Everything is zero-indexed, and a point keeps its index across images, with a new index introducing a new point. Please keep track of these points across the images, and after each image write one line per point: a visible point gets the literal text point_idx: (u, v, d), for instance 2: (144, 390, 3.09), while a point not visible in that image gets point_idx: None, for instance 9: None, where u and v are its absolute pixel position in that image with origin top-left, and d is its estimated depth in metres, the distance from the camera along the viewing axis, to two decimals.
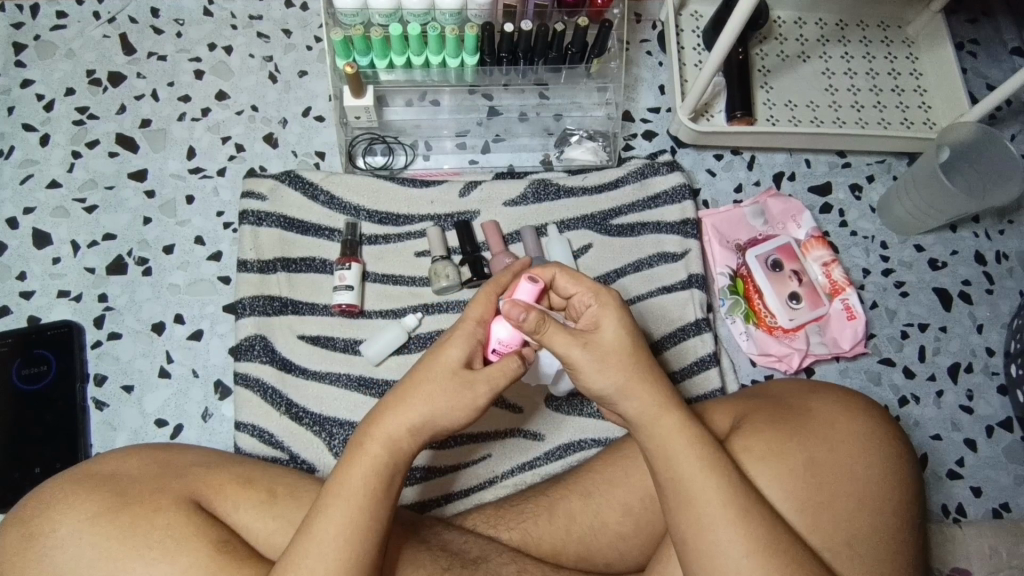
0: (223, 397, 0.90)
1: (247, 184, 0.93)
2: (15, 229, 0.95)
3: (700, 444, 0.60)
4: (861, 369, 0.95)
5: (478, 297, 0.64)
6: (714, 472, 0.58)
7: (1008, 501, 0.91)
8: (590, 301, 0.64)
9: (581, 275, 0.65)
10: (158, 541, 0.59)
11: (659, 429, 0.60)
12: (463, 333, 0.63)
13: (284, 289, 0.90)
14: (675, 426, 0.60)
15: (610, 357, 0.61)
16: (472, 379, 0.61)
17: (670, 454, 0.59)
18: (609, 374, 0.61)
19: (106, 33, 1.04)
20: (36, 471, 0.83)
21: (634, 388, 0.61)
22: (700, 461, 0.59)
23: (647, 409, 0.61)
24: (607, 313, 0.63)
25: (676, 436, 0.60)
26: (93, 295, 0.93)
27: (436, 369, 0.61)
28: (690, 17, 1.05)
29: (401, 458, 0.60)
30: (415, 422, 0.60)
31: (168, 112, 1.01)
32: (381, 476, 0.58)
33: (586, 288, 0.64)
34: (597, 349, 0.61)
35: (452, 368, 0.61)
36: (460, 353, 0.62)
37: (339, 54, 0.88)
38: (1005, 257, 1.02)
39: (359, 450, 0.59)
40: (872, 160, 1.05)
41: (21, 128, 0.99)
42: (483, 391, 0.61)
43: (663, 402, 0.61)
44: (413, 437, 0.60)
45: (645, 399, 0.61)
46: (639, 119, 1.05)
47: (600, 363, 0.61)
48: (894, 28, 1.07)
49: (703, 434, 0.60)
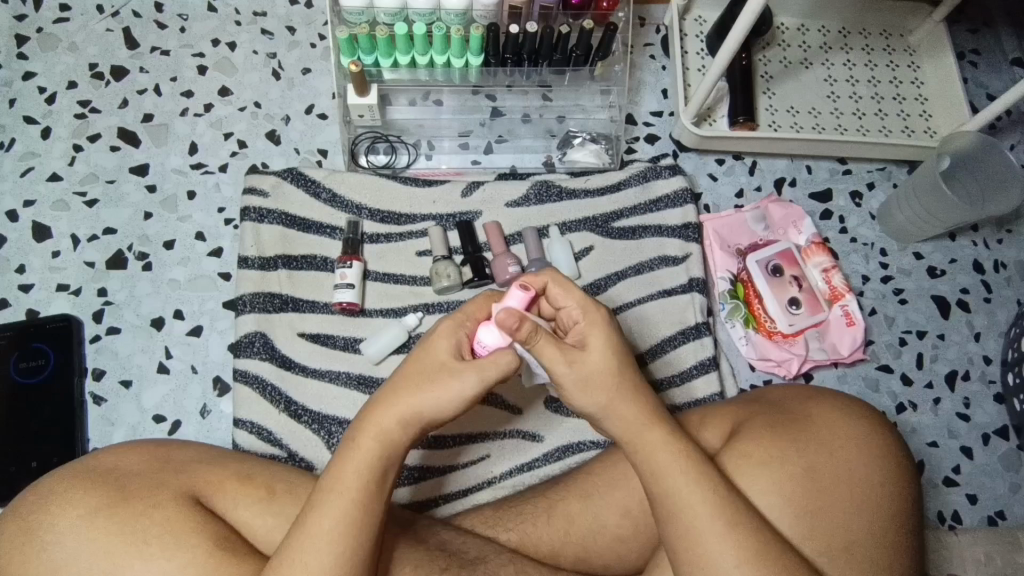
0: (222, 393, 0.89)
1: (249, 181, 0.93)
2: (15, 222, 0.95)
3: (686, 454, 0.60)
4: (859, 375, 0.96)
5: (479, 296, 0.65)
6: (702, 483, 0.58)
7: (1004, 508, 0.92)
8: (578, 319, 0.63)
9: (573, 285, 0.63)
10: (157, 537, 0.58)
11: (645, 441, 0.60)
12: (451, 325, 0.62)
13: (284, 286, 0.89)
14: (660, 437, 0.60)
15: (598, 373, 0.60)
16: (460, 368, 0.60)
17: (658, 465, 0.59)
18: (594, 395, 0.61)
19: (109, 27, 1.03)
20: (32, 466, 0.82)
21: (618, 405, 0.61)
22: (687, 471, 0.59)
23: (631, 422, 0.61)
24: (595, 330, 0.62)
25: (663, 448, 0.60)
26: (93, 290, 0.92)
27: (424, 363, 0.61)
28: (694, 21, 1.05)
29: (395, 457, 0.59)
30: (406, 418, 0.59)
31: (171, 107, 1.01)
32: (377, 474, 0.58)
33: (575, 301, 0.63)
34: (582, 369, 0.60)
35: (441, 361, 0.60)
36: (447, 347, 0.61)
37: (344, 52, 0.88)
38: (1003, 265, 1.03)
39: (349, 450, 0.59)
40: (873, 168, 1.06)
41: (22, 120, 0.99)
42: (470, 376, 0.59)
43: (647, 415, 0.61)
44: (404, 430, 0.59)
45: (632, 410, 0.61)
46: (642, 122, 1.06)
47: (584, 384, 0.60)
48: (896, 36, 1.08)
49: (690, 446, 0.61)
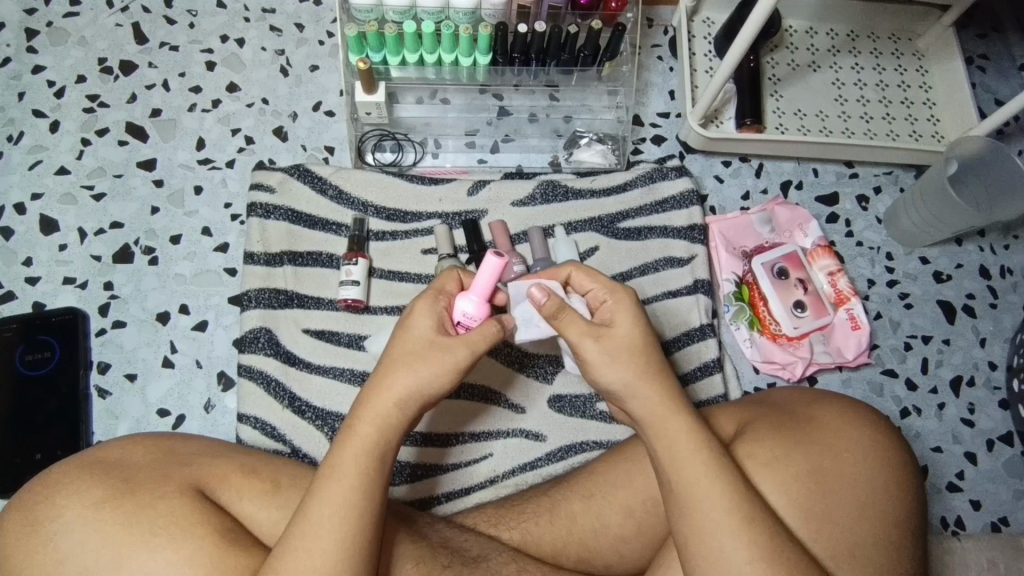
0: (226, 388, 0.90)
1: (255, 177, 0.93)
2: (22, 215, 0.95)
3: (705, 447, 0.59)
4: (864, 380, 0.96)
5: (451, 272, 0.67)
6: (719, 477, 0.58)
7: (1007, 515, 0.92)
8: (605, 298, 0.65)
9: (596, 271, 0.66)
10: (163, 528, 0.58)
11: (665, 429, 0.60)
12: (427, 302, 0.64)
13: (290, 282, 0.90)
14: (681, 427, 0.60)
15: (624, 348, 0.62)
16: (446, 343, 0.61)
17: (676, 455, 0.59)
18: (620, 368, 0.62)
19: (118, 21, 1.04)
20: (37, 457, 0.82)
21: (642, 384, 0.61)
22: (705, 466, 0.59)
23: (654, 406, 0.61)
24: (622, 308, 0.64)
25: (683, 438, 0.60)
26: (99, 283, 0.93)
27: (409, 341, 0.62)
28: (702, 23, 1.05)
29: (394, 443, 0.60)
30: (405, 398, 0.60)
31: (179, 102, 1.01)
32: (376, 459, 0.58)
33: (601, 284, 0.66)
34: (610, 342, 0.62)
35: (424, 337, 0.62)
36: (428, 322, 0.63)
37: (353, 50, 0.89)
38: (1010, 271, 1.03)
39: (350, 434, 0.59)
40: (879, 172, 1.06)
41: (31, 113, 0.99)
42: (459, 351, 0.61)
43: (670, 402, 0.61)
44: (401, 412, 0.60)
45: (651, 399, 0.61)
46: (649, 123, 1.05)
47: (613, 356, 0.62)
48: (905, 41, 1.08)
49: (708, 439, 0.60)
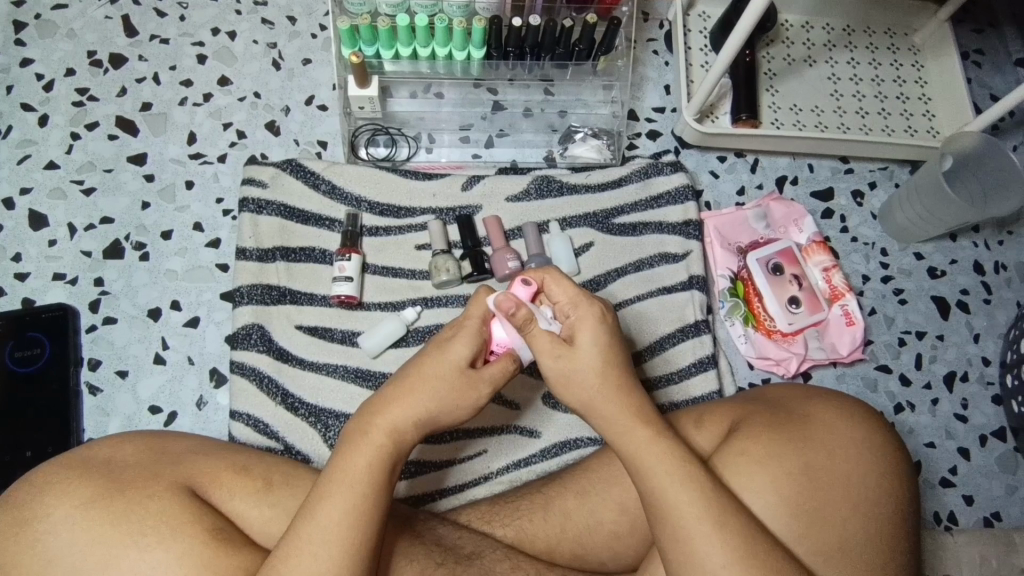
0: (218, 384, 0.89)
1: (248, 172, 0.92)
2: (11, 210, 0.94)
3: (673, 453, 0.59)
4: (858, 375, 0.96)
5: (480, 294, 0.64)
6: (687, 483, 0.58)
7: (999, 510, 0.92)
8: (569, 313, 0.63)
9: (566, 279, 0.63)
10: (152, 527, 0.58)
11: (632, 440, 0.60)
12: (468, 331, 0.63)
13: (283, 278, 0.89)
14: (646, 436, 0.60)
15: (583, 369, 0.61)
16: (475, 378, 0.62)
17: (645, 465, 0.59)
18: (575, 392, 0.62)
19: (108, 14, 1.02)
20: (27, 455, 0.81)
21: (603, 403, 0.62)
22: (673, 471, 0.59)
23: (618, 420, 0.61)
24: (586, 325, 0.62)
25: (651, 448, 0.60)
26: (89, 279, 0.92)
27: (439, 366, 0.61)
28: (697, 17, 1.05)
29: (399, 451, 0.60)
30: (421, 420, 0.60)
31: (169, 96, 1.00)
32: (377, 466, 0.58)
33: (566, 296, 0.63)
34: (569, 364, 0.61)
35: (459, 366, 0.61)
36: (465, 351, 0.62)
37: (345, 43, 0.88)
38: (1003, 267, 1.03)
39: (352, 441, 0.59)
40: (874, 167, 1.05)
41: (19, 107, 0.98)
42: (485, 389, 0.62)
43: (636, 413, 0.61)
44: (416, 431, 0.61)
45: (616, 413, 0.61)
46: (644, 118, 1.05)
47: (566, 379, 0.62)
48: (901, 35, 1.07)
49: (676, 445, 0.60)
